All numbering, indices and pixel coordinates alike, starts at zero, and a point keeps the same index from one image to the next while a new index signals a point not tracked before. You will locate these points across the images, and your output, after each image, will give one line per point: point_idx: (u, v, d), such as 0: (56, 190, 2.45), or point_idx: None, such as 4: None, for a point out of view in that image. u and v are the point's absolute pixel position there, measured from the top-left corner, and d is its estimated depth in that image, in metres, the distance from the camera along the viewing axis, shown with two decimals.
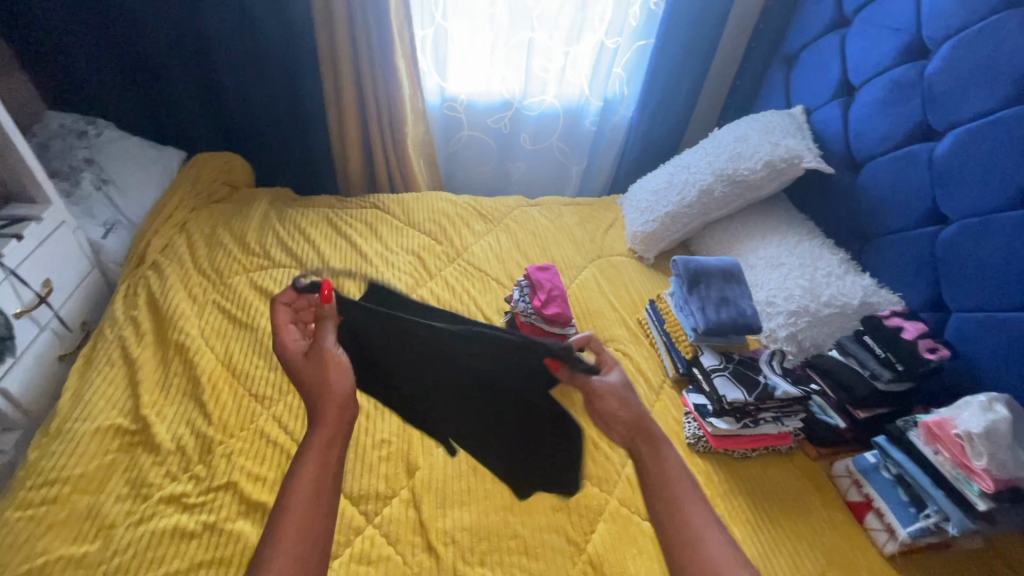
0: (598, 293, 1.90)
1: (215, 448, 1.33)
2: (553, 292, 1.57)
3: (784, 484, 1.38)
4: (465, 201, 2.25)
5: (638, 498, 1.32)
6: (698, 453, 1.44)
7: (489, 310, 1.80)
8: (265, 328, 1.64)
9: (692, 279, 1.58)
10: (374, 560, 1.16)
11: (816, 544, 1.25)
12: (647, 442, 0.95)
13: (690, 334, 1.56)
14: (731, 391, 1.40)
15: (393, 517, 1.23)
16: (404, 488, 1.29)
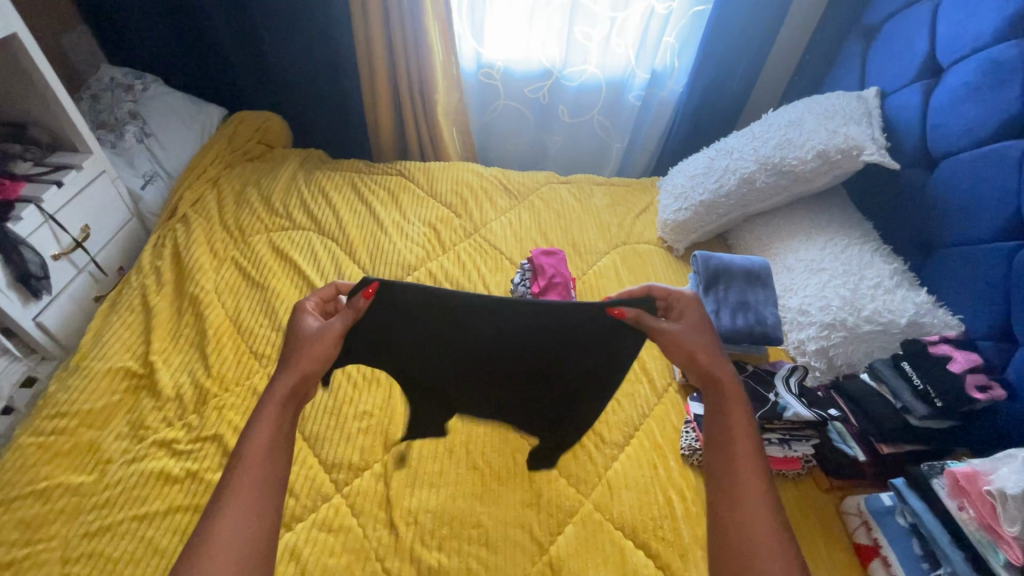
0: (614, 282, 1.79)
1: (210, 399, 1.39)
2: (554, 279, 1.49)
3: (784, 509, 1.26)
4: (491, 173, 2.16)
5: (615, 505, 1.25)
6: (692, 465, 1.34)
7: (496, 291, 1.75)
8: (276, 288, 1.68)
9: (710, 278, 1.44)
10: (335, 528, 1.17)
11: None
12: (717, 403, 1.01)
13: None
14: None
15: (361, 489, 1.24)
16: (377, 463, 1.30)
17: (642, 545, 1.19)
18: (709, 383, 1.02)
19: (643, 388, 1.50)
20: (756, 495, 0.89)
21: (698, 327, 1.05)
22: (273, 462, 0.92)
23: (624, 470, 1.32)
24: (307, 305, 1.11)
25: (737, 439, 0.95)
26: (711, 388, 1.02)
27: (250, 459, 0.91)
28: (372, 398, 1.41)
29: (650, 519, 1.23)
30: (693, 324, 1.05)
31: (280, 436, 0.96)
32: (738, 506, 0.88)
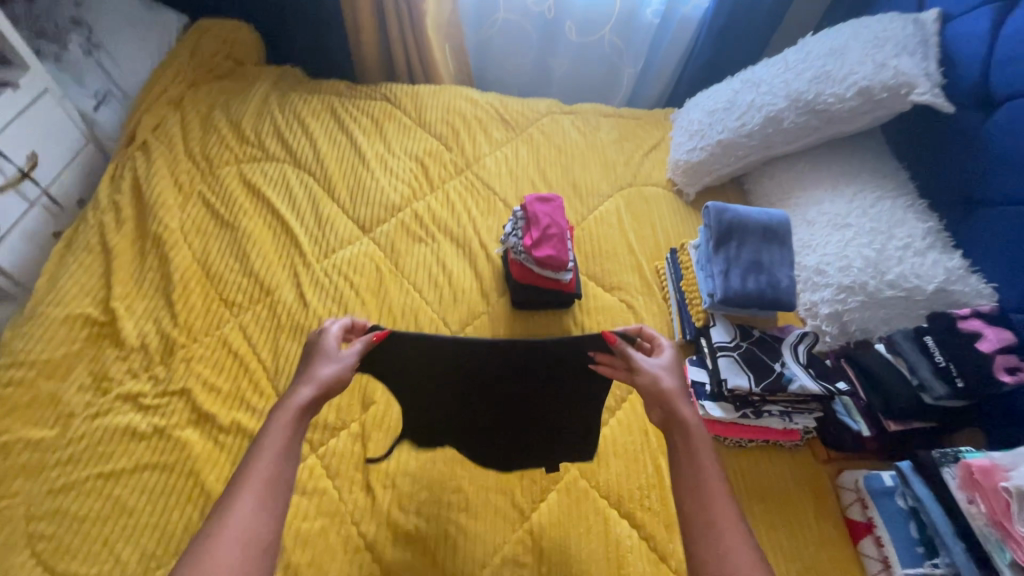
0: (616, 229, 1.64)
1: (178, 350, 1.31)
2: (549, 231, 1.35)
3: (776, 480, 1.22)
4: (487, 100, 1.93)
5: (602, 472, 1.20)
6: None
7: (487, 236, 1.61)
8: (247, 228, 1.54)
9: (723, 234, 1.29)
10: (308, 491, 1.13)
11: (789, 561, 1.11)
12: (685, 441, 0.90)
13: (706, 300, 1.29)
14: (734, 377, 1.18)
15: (337, 450, 1.19)
16: (355, 422, 1.23)
17: (626, 515, 1.15)
18: (673, 421, 0.93)
19: None
20: (736, 535, 0.78)
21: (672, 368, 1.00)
22: (277, 486, 0.78)
23: (613, 437, 1.26)
24: (331, 326, 1.04)
25: (706, 474, 0.85)
26: (673, 422, 0.93)
27: (260, 473, 0.78)
28: None
29: (636, 489, 1.18)
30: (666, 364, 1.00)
31: (293, 449, 0.84)
32: (716, 544, 0.77)
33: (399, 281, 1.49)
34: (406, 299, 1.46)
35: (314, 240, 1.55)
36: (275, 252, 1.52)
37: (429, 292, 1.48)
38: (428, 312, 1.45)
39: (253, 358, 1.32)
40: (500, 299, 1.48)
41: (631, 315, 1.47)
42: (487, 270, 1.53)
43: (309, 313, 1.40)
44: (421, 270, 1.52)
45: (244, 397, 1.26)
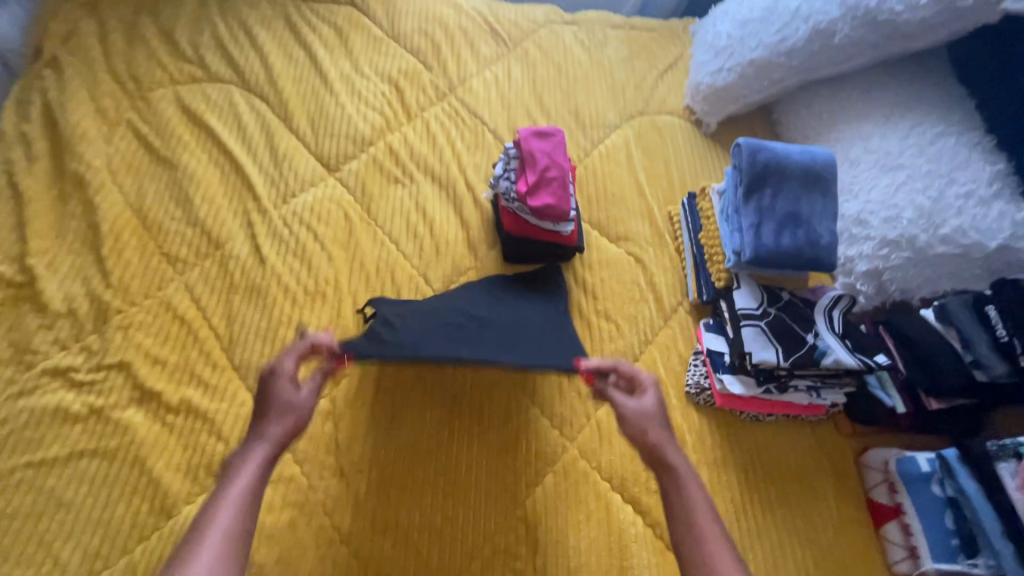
0: (624, 168, 1.42)
1: (113, 316, 1.12)
2: (548, 174, 1.12)
3: (795, 459, 1.11)
4: (473, 6, 1.61)
5: (603, 452, 1.08)
6: (697, 406, 1.14)
7: (474, 177, 1.37)
8: (187, 167, 1.30)
9: (756, 179, 1.08)
10: (273, 479, 1.00)
11: (804, 547, 1.03)
12: (674, 482, 0.79)
13: (730, 259, 1.10)
14: (760, 351, 1.02)
15: (305, 432, 1.05)
16: (324, 398, 1.08)
17: (630, 499, 1.04)
18: (660, 462, 0.82)
19: (647, 310, 1.24)
20: None
21: (653, 405, 0.91)
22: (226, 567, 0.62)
23: (616, 411, 1.12)
24: (284, 364, 0.89)
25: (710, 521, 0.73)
26: (660, 465, 0.82)
27: (229, 507, 0.68)
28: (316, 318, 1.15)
29: (642, 471, 1.07)
30: (643, 403, 0.91)
31: (248, 516, 0.68)
32: None
33: (371, 230, 1.28)
34: (380, 252, 1.26)
35: (269, 180, 1.31)
36: (223, 196, 1.29)
37: (407, 244, 1.27)
38: (407, 267, 1.25)
39: (202, 324, 1.14)
40: (490, 252, 1.28)
41: (639, 270, 1.29)
42: (474, 217, 1.32)
43: (266, 270, 1.20)
44: (397, 217, 1.30)
45: (194, 370, 1.09)
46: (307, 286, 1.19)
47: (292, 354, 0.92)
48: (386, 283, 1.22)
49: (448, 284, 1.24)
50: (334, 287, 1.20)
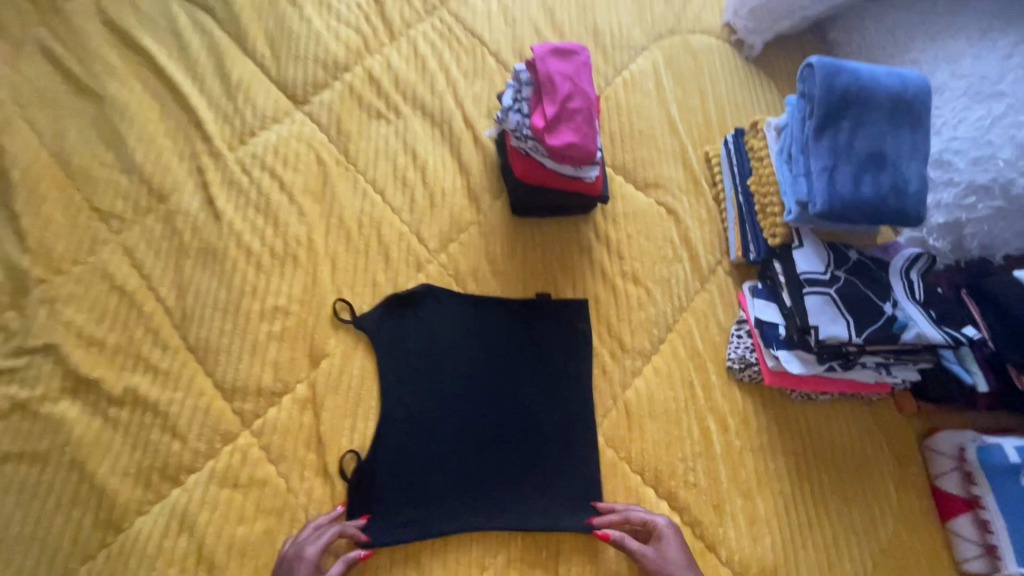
0: (653, 100, 1.18)
1: (33, 288, 0.91)
2: (571, 105, 0.89)
3: (850, 443, 0.97)
4: None
5: (633, 441, 0.93)
6: (739, 383, 0.99)
7: (473, 110, 1.13)
8: (116, 99, 1.04)
9: (833, 111, 0.85)
10: (244, 483, 0.83)
11: (863, 542, 0.91)
12: None
13: (791, 212, 0.90)
14: (829, 325, 0.84)
15: (280, 424, 0.87)
16: (301, 384, 0.91)
17: (665, 495, 0.90)
18: None
19: (681, 272, 1.06)
20: None
21: (676, 557, 0.81)
22: None
23: (647, 392, 0.96)
24: (307, 548, 0.79)
25: None
26: None
27: None
28: (287, 287, 0.95)
29: (678, 461, 0.92)
30: (656, 554, 0.81)
31: None
32: None
33: (350, 178, 1.05)
34: (363, 204, 1.04)
35: (221, 115, 1.06)
36: (165, 135, 1.04)
37: (395, 193, 1.05)
38: (395, 222, 1.03)
39: (147, 296, 0.93)
40: (495, 203, 1.07)
41: (671, 224, 1.09)
42: (474, 161, 1.09)
43: (222, 227, 0.98)
44: (382, 161, 1.07)
45: (140, 353, 0.89)
46: (274, 247, 0.97)
47: (311, 538, 0.80)
48: (370, 242, 1.01)
49: (445, 242, 1.03)
50: (307, 247, 0.98)
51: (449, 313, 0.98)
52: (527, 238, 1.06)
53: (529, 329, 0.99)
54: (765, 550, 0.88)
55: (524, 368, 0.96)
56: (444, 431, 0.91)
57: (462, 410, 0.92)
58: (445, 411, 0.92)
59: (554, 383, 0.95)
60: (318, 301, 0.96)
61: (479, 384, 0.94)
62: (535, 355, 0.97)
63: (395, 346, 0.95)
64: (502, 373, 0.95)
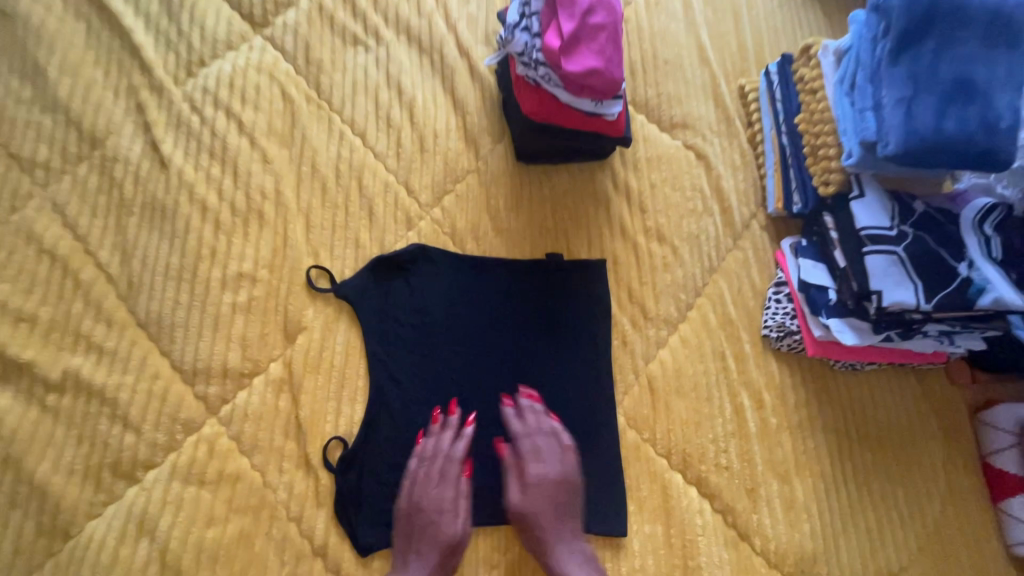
0: (680, 23, 1.00)
1: None
2: (592, 22, 0.72)
3: (895, 418, 0.87)
4: None
5: (658, 420, 0.82)
6: (775, 354, 0.87)
7: (468, 34, 0.95)
8: (29, 18, 0.85)
9: (914, 26, 0.69)
10: (212, 479, 0.72)
11: (908, 526, 0.82)
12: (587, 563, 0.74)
13: (849, 156, 0.76)
14: (894, 290, 0.72)
15: (252, 410, 0.75)
16: (275, 363, 0.78)
17: (693, 480, 0.80)
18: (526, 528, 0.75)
19: (712, 227, 0.92)
20: None
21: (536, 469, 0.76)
22: None
23: (674, 365, 0.85)
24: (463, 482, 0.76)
25: None
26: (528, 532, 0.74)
27: None
28: (253, 250, 0.80)
29: (708, 443, 0.81)
30: (534, 495, 0.75)
31: None
32: None
33: (324, 117, 0.88)
34: (340, 150, 0.87)
35: (163, 39, 0.87)
36: (94, 64, 0.85)
37: (378, 136, 0.89)
38: (380, 171, 0.87)
39: (85, 261, 0.78)
40: (497, 148, 0.91)
41: (701, 172, 0.94)
42: (471, 97, 0.92)
43: (171, 178, 0.81)
44: (361, 97, 0.90)
45: (80, 330, 0.75)
46: (235, 202, 0.82)
47: (436, 483, 0.75)
48: (351, 194, 0.86)
49: (439, 194, 0.88)
50: (275, 202, 0.83)
51: (447, 277, 0.84)
52: (534, 189, 0.91)
53: (541, 298, 0.85)
54: (804, 538, 0.79)
55: (537, 344, 0.83)
56: (444, 416, 0.79)
57: (464, 390, 0.80)
58: (445, 391, 0.80)
59: (570, 361, 0.83)
60: (291, 265, 0.81)
61: (484, 362, 0.82)
62: (548, 328, 0.84)
63: (383, 318, 0.82)
64: (511, 349, 0.82)
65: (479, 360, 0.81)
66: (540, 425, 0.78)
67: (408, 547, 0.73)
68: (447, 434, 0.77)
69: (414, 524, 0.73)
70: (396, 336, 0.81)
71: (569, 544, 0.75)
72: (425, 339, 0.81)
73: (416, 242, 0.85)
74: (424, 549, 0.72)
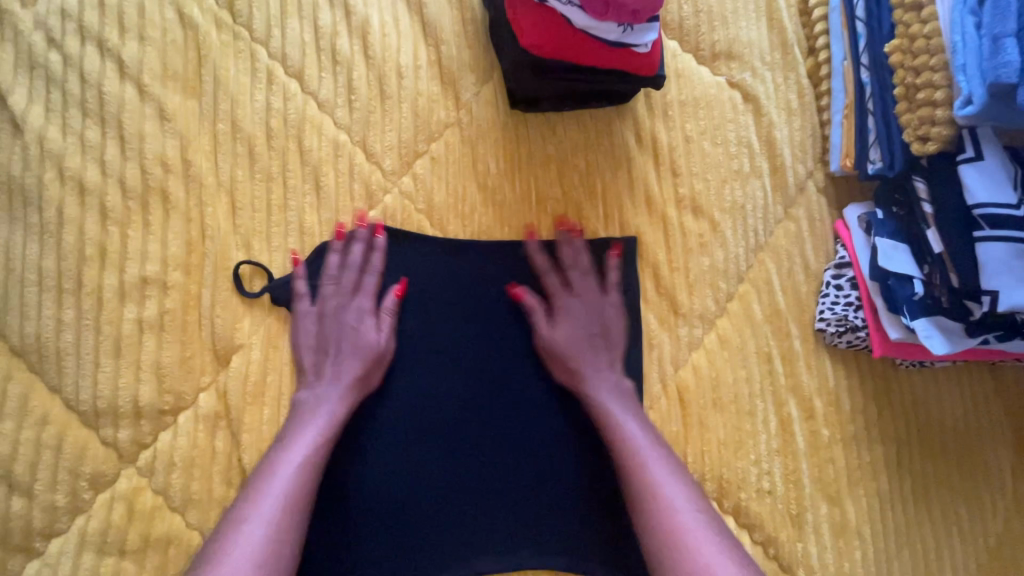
0: None
1: None
2: None
3: (961, 421, 0.74)
4: None
5: (690, 439, 0.67)
6: (830, 352, 0.72)
7: None
8: None
9: None
10: (135, 546, 0.57)
11: (968, 542, 0.71)
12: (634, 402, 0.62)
13: (969, 99, 0.54)
14: (1014, 291, 0.54)
15: (180, 456, 0.58)
16: (205, 392, 0.60)
17: (730, 509, 0.67)
18: (563, 357, 0.64)
19: (760, 192, 0.72)
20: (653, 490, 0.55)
21: (583, 292, 0.66)
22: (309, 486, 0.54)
23: (710, 371, 0.68)
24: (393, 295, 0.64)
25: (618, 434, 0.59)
26: (575, 355, 0.63)
27: (290, 468, 0.54)
28: (162, 244, 0.60)
29: (749, 466, 0.68)
30: (570, 325, 0.64)
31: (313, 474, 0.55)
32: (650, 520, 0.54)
33: (243, 52, 0.64)
34: (269, 98, 0.64)
35: None
36: None
37: (321, 78, 0.65)
38: (327, 126, 0.65)
39: None
40: (483, 91, 0.68)
41: (747, 118, 0.73)
42: (446, 19, 0.68)
43: (30, 147, 0.59)
44: (293, 20, 0.65)
45: None
46: (126, 178, 0.60)
47: (339, 294, 0.62)
48: (290, 161, 0.64)
49: (409, 158, 0.66)
50: (184, 176, 0.61)
51: (423, 270, 0.66)
52: (533, 147, 0.69)
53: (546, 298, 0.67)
54: (856, 568, 0.68)
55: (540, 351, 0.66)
56: (424, 448, 0.63)
57: (449, 416, 0.64)
58: (424, 418, 0.63)
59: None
60: (215, 261, 0.61)
61: (474, 378, 0.64)
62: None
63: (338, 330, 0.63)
64: (507, 359, 0.65)
65: (466, 376, 0.64)
66: (578, 260, 0.67)
67: (320, 365, 0.61)
68: (357, 245, 0.63)
69: (327, 340, 0.61)
70: None
71: (605, 379, 0.63)
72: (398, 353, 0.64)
73: (379, 225, 0.65)
74: (341, 358, 0.61)
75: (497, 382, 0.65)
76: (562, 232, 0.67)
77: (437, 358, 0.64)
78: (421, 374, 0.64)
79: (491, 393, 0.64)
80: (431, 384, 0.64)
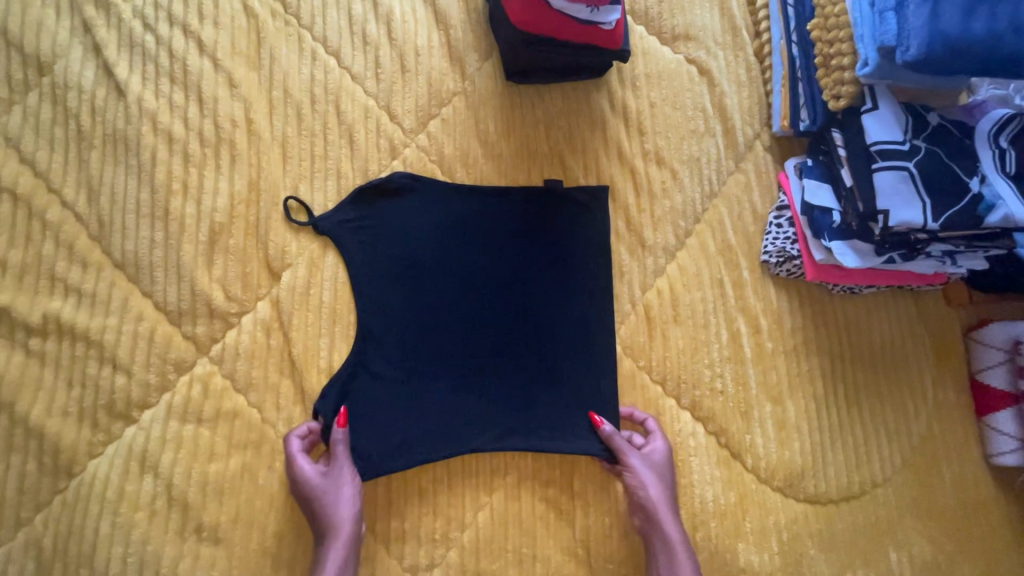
0: None
1: None
2: None
3: (891, 340, 0.87)
4: None
5: (655, 347, 0.81)
6: (773, 279, 0.86)
7: None
8: None
9: None
10: (210, 417, 0.72)
11: (894, 441, 0.84)
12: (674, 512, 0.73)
13: (869, 61, 0.69)
14: (902, 209, 0.69)
15: (243, 349, 0.74)
16: (263, 300, 0.75)
17: (688, 405, 0.81)
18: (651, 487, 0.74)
19: (714, 148, 0.87)
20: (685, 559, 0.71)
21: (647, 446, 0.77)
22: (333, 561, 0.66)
23: (672, 293, 0.83)
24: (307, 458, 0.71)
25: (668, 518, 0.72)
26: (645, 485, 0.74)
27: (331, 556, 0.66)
28: (230, 185, 0.76)
29: (704, 369, 0.82)
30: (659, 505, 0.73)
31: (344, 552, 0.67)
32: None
33: (292, 35, 0.80)
34: (313, 72, 0.80)
35: None
36: None
37: (355, 55, 0.81)
38: (359, 94, 0.81)
39: (49, 201, 0.73)
40: (484, 67, 0.84)
41: (703, 88, 0.88)
42: (454, 9, 0.84)
43: (130, 107, 0.75)
44: (332, 11, 0.81)
45: (55, 272, 0.72)
46: (203, 131, 0.76)
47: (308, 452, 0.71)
48: (329, 121, 0.80)
49: (424, 119, 0.82)
50: (248, 131, 0.77)
51: (435, 209, 0.80)
52: (525, 112, 0.85)
53: (536, 234, 0.82)
54: (794, 455, 0.82)
55: (532, 275, 0.81)
56: (437, 348, 0.77)
57: (458, 326, 0.78)
58: (437, 326, 0.78)
59: (565, 294, 0.81)
60: (270, 198, 0.77)
61: (478, 295, 0.79)
62: (543, 259, 0.82)
63: (366, 254, 0.78)
64: (506, 283, 0.80)
65: (470, 293, 0.79)
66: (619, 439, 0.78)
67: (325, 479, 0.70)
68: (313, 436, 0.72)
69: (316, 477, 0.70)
70: (386, 272, 0.78)
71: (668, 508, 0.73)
72: (415, 272, 0.79)
73: (401, 170, 0.80)
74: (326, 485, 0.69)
75: (495, 300, 0.79)
76: (548, 181, 0.82)
77: (447, 278, 0.79)
78: (434, 291, 0.78)
79: (490, 307, 0.79)
80: (442, 300, 0.78)
